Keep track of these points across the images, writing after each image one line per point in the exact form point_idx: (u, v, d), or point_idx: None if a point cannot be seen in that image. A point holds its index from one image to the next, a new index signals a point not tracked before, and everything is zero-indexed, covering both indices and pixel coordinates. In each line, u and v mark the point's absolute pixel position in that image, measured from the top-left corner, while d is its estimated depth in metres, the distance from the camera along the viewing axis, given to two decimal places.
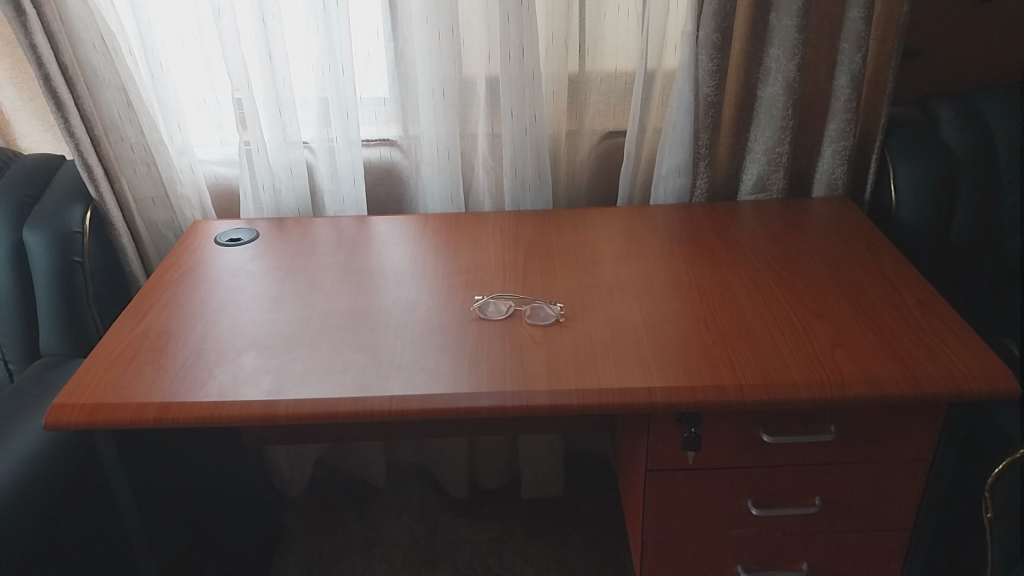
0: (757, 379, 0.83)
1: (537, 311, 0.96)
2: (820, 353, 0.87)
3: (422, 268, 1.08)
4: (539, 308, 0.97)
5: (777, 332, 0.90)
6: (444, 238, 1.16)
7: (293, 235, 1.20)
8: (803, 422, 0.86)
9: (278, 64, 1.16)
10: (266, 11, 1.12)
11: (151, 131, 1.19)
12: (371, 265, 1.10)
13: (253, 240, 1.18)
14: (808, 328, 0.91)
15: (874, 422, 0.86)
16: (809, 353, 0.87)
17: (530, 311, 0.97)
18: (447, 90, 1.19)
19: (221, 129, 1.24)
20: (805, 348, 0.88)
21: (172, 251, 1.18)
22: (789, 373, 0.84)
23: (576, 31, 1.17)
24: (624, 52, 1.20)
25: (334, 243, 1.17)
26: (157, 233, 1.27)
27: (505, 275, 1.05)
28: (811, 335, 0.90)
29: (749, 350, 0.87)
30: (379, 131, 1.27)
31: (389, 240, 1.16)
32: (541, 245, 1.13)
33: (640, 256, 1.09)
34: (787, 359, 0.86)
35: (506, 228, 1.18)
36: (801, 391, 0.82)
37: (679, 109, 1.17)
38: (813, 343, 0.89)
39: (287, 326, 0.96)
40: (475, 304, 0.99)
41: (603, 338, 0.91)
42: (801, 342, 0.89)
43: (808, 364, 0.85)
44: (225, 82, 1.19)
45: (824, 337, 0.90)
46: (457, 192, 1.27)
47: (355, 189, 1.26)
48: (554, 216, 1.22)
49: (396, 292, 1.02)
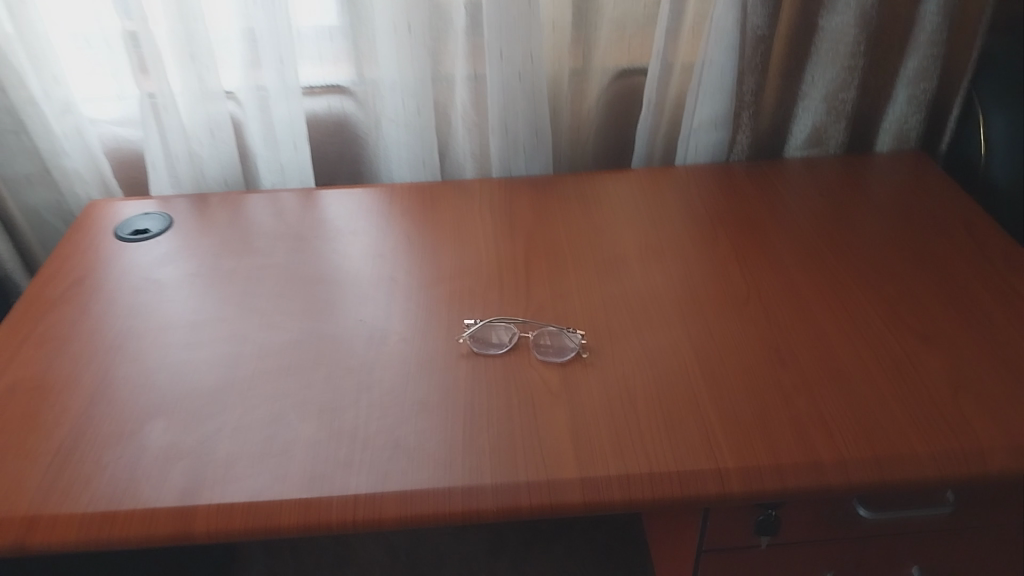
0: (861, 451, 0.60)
1: (550, 340, 0.71)
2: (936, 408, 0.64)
3: (390, 270, 0.82)
4: (550, 336, 0.71)
5: (870, 373, 0.67)
6: (419, 225, 0.89)
7: (220, 220, 0.92)
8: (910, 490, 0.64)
9: None
10: None
11: (16, 87, 0.89)
12: (321, 268, 0.83)
13: (165, 231, 0.90)
14: (911, 367, 0.68)
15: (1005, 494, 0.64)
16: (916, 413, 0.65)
17: (542, 339, 0.72)
18: (413, 24, 0.90)
19: (115, 81, 0.93)
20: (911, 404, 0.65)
21: (59, 246, 0.90)
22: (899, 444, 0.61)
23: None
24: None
25: (276, 232, 0.90)
26: (39, 219, 1.00)
27: (502, 283, 0.80)
28: (917, 377, 0.67)
29: (841, 402, 0.64)
30: (326, 75, 0.97)
31: (347, 227, 0.89)
32: (544, 234, 0.87)
33: (673, 249, 0.84)
34: (896, 418, 0.63)
35: (497, 210, 0.92)
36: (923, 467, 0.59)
37: (720, 44, 0.89)
38: (923, 388, 0.66)
39: (209, 374, 0.70)
40: (466, 332, 0.73)
41: (644, 381, 0.67)
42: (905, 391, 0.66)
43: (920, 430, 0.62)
44: (113, 16, 0.88)
45: (936, 380, 0.67)
46: (431, 155, 0.99)
47: (296, 154, 0.97)
48: (556, 187, 0.95)
49: (357, 312, 0.77)
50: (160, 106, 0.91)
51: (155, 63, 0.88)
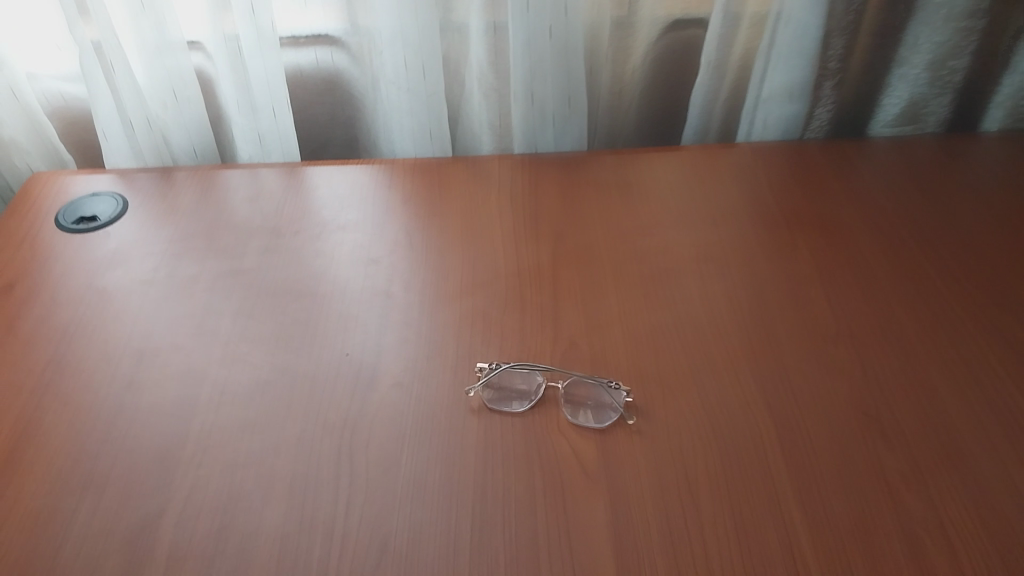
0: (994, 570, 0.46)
1: (586, 397, 0.56)
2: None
3: (385, 282, 0.66)
4: (588, 390, 0.57)
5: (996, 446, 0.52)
6: (424, 219, 0.73)
7: (184, 204, 0.76)
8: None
9: None
10: None
11: None
12: (301, 275, 0.67)
13: (116, 216, 0.74)
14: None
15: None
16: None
17: (576, 394, 0.57)
18: None
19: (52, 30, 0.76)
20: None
21: None
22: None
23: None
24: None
25: (251, 220, 0.74)
26: None
27: (523, 305, 0.63)
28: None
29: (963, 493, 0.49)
30: (312, 24, 0.79)
31: (336, 215, 0.73)
32: (576, 234, 0.70)
33: (739, 254, 0.67)
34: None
35: (519, 201, 0.75)
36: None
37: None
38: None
39: (153, 425, 0.56)
40: (478, 383, 0.57)
41: (710, 460, 0.52)
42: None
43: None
44: None
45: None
46: (440, 125, 0.81)
47: (275, 122, 0.80)
48: (592, 170, 0.79)
49: (344, 340, 0.61)
50: (107, 58, 0.74)
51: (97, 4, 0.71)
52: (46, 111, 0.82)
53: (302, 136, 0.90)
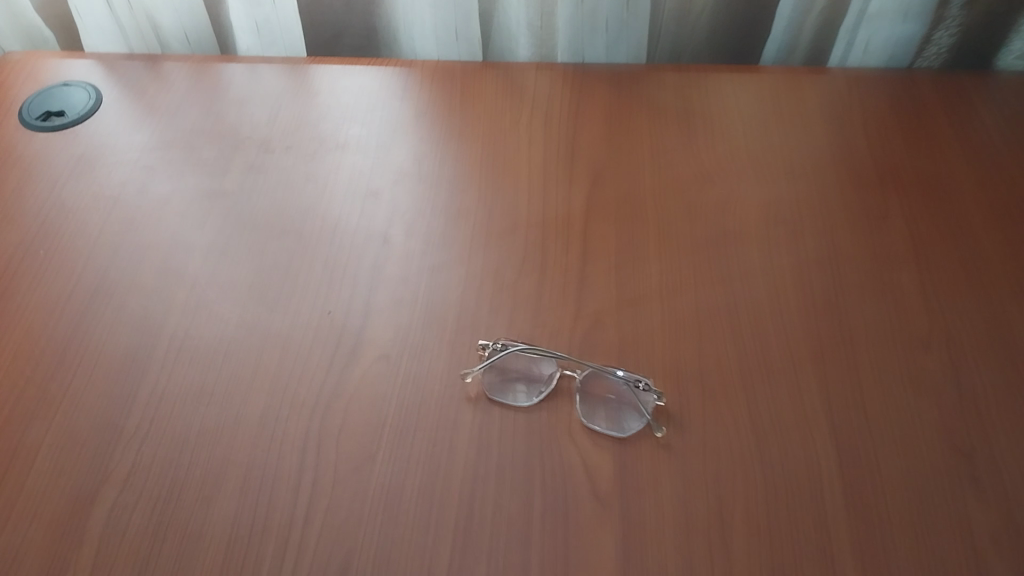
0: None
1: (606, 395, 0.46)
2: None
3: (384, 223, 0.57)
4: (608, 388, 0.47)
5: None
6: (437, 141, 0.62)
7: (165, 103, 0.66)
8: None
9: None
10: None
11: None
12: (288, 208, 0.58)
13: (87, 114, 0.64)
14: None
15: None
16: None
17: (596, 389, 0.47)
18: None
19: None
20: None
21: None
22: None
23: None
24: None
25: (238, 129, 0.63)
26: None
27: (543, 265, 0.54)
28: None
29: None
30: None
31: (338, 129, 0.63)
32: (616, 179, 0.59)
33: (819, 227, 0.55)
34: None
35: (556, 124, 0.63)
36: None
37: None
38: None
39: (98, 385, 0.48)
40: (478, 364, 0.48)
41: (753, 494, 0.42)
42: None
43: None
44: None
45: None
46: (468, 23, 0.68)
47: (276, 10, 0.68)
48: (648, 91, 0.65)
49: (328, 293, 0.53)
50: None
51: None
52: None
53: (312, 22, 0.78)
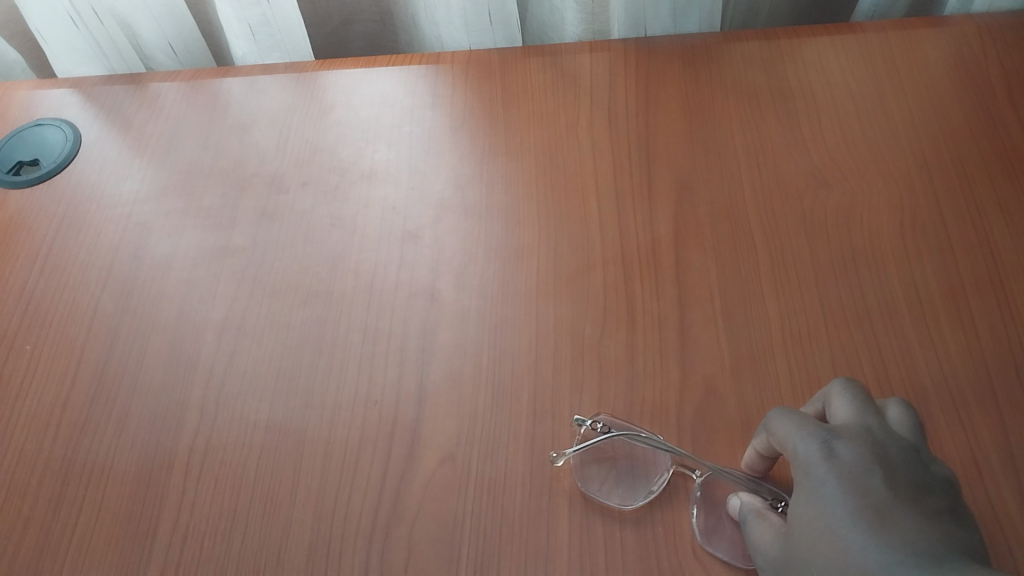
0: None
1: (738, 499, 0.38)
2: (881, 478, 0.32)
3: (429, 273, 0.47)
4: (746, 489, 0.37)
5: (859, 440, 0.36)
6: (481, 159, 0.51)
7: (155, 134, 0.55)
8: (868, 541, 0.30)
9: None
10: None
11: None
12: (314, 261, 0.48)
13: (67, 160, 0.54)
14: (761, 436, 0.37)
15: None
16: (838, 481, 0.32)
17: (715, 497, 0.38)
18: None
19: None
20: (813, 463, 0.33)
21: None
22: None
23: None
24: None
25: (245, 161, 0.53)
26: None
27: (636, 314, 0.43)
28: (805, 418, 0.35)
29: (744, 508, 0.37)
30: None
31: (361, 155, 0.52)
32: (711, 189, 0.48)
33: (975, 241, 0.44)
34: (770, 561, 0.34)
35: (623, 123, 0.52)
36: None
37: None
38: (835, 439, 0.33)
39: (107, 525, 0.40)
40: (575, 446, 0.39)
41: None
42: (801, 445, 0.34)
43: (828, 554, 0.31)
44: None
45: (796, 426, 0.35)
46: (504, 2, 0.57)
47: (272, 7, 0.57)
48: (730, 69, 0.54)
49: (373, 375, 0.43)
50: None
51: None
52: None
53: (317, 12, 0.67)
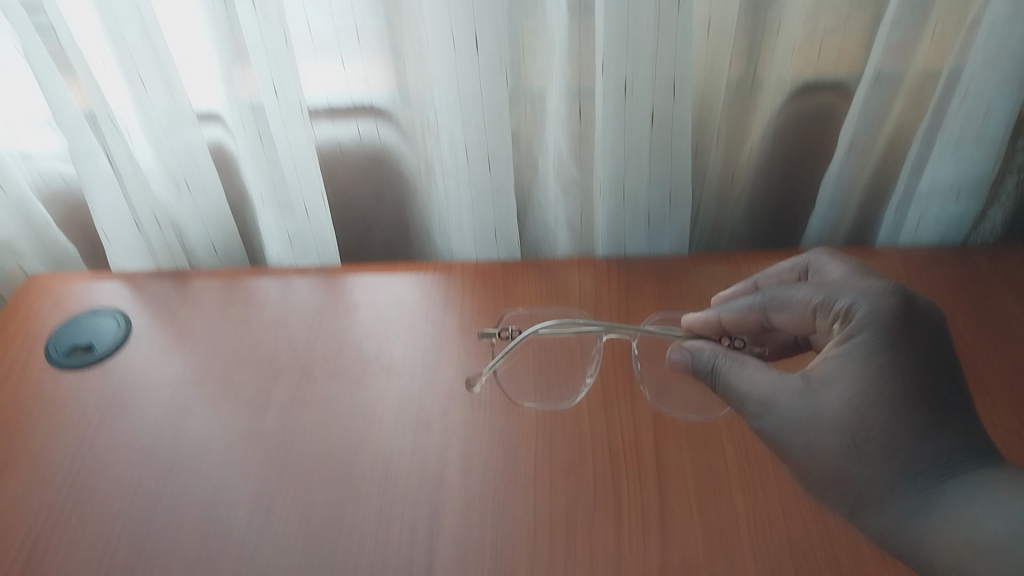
0: (814, 442, 0.43)
1: (694, 354, 0.52)
2: (938, 354, 0.44)
3: (440, 457, 0.53)
4: (706, 350, 0.51)
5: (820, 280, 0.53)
6: (486, 357, 0.59)
7: (200, 325, 0.63)
8: (928, 410, 0.41)
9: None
10: None
11: None
12: (337, 445, 0.54)
13: (118, 346, 0.62)
14: (745, 299, 0.53)
15: (941, 481, 0.40)
16: (911, 347, 0.43)
17: (670, 359, 0.55)
18: (484, 40, 0.56)
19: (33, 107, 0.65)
20: (887, 325, 0.44)
21: None
22: (807, 426, 0.44)
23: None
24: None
25: (279, 352, 0.60)
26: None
27: (582, 421, 0.54)
28: (852, 284, 0.47)
29: (706, 355, 0.51)
30: (361, 96, 0.65)
31: (382, 349, 0.60)
32: (685, 396, 0.55)
33: None
34: (759, 401, 0.46)
35: (609, 332, 0.60)
36: (901, 510, 0.41)
37: (1006, 50, 0.55)
38: (903, 313, 0.44)
39: None
40: (494, 363, 0.57)
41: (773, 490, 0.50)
42: (876, 308, 0.45)
43: (888, 405, 0.42)
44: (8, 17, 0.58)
45: (857, 296, 0.46)
46: (507, 222, 0.68)
47: (310, 221, 0.67)
48: (697, 290, 0.63)
49: (388, 551, 0.48)
50: (104, 137, 0.62)
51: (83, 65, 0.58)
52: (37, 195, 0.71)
53: (343, 219, 0.78)
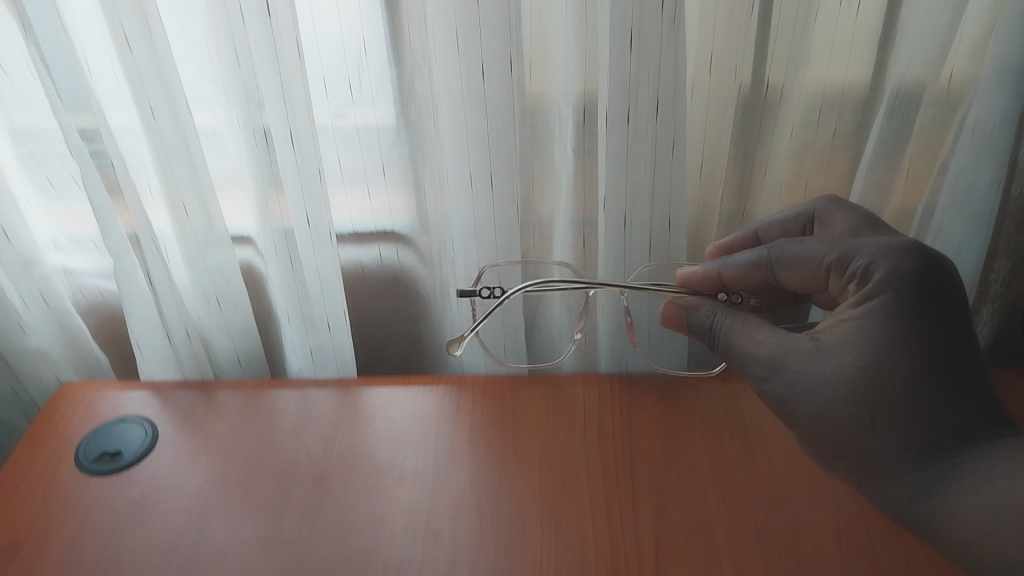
0: (825, 400, 0.51)
1: (692, 311, 0.60)
2: (947, 313, 0.50)
3: (448, 564, 0.55)
4: (704, 308, 0.60)
5: (825, 231, 0.61)
6: (493, 468, 0.62)
7: (223, 433, 0.67)
8: (936, 365, 0.49)
9: (189, 137, 0.61)
10: (155, 46, 0.57)
11: None
12: (349, 552, 0.56)
13: (144, 453, 0.65)
14: (746, 255, 0.59)
15: (956, 452, 0.48)
16: (923, 307, 0.50)
17: (663, 313, 0.62)
18: (498, 177, 0.62)
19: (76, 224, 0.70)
20: (904, 286, 0.50)
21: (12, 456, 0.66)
22: (815, 379, 0.51)
23: (780, 23, 0.58)
24: (855, 50, 0.60)
25: (296, 461, 0.63)
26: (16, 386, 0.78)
27: (585, 528, 0.57)
28: (867, 242, 0.53)
29: (710, 316, 0.59)
30: (383, 223, 0.71)
31: (395, 458, 0.63)
32: (683, 508, 0.58)
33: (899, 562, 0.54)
34: (768, 361, 0.54)
35: (612, 446, 0.63)
36: (905, 464, 0.49)
37: (976, 188, 0.63)
38: (919, 272, 0.50)
39: None
40: (477, 323, 0.63)
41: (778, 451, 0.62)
42: (895, 265, 0.51)
43: (900, 362, 0.49)
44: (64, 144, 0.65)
45: (874, 255, 0.52)
46: (516, 339, 0.72)
47: (331, 336, 0.72)
48: (693, 407, 0.67)
49: None
50: (145, 252, 0.67)
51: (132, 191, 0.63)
52: (74, 306, 0.76)
53: (361, 334, 0.83)
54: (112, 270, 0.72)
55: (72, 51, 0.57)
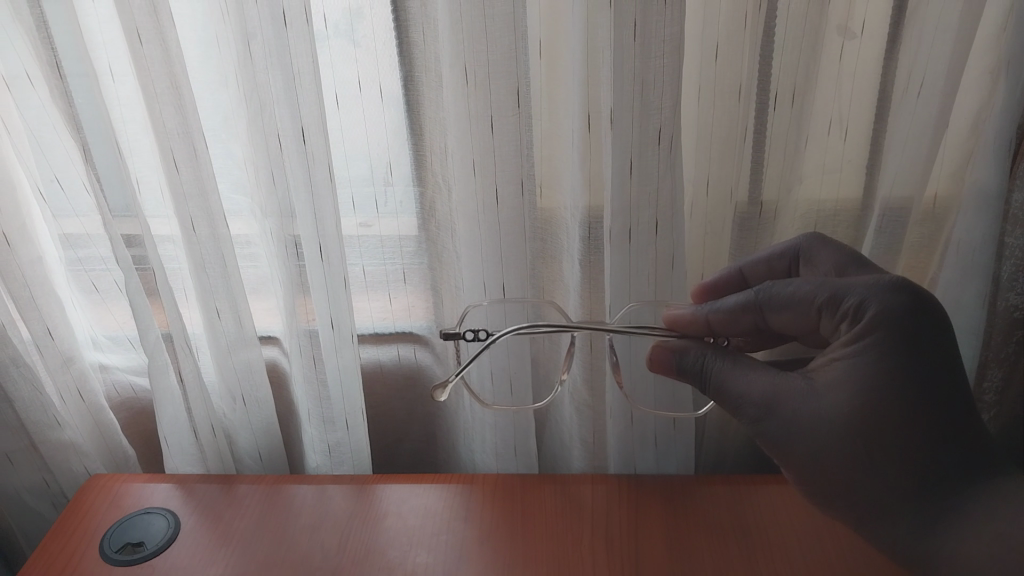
0: (821, 440, 0.51)
1: (679, 354, 0.57)
2: (938, 350, 0.51)
3: None
4: (692, 351, 0.57)
5: (808, 268, 0.60)
6: (502, 565, 0.64)
7: (241, 527, 0.69)
8: (930, 404, 0.49)
9: (226, 248, 0.66)
10: (202, 167, 0.62)
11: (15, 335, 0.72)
12: None
13: (166, 544, 0.67)
14: (734, 298, 0.56)
15: (955, 493, 0.50)
16: (916, 346, 0.50)
17: (648, 355, 0.59)
18: (510, 285, 0.66)
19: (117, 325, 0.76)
20: (897, 325, 0.50)
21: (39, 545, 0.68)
22: (809, 422, 0.52)
23: (772, 152, 0.62)
24: (842, 173, 0.65)
25: (311, 555, 0.65)
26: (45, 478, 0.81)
27: None
28: (857, 280, 0.52)
29: (699, 359, 0.57)
30: (401, 326, 0.76)
31: (404, 556, 0.65)
32: None
33: None
34: (761, 402, 0.53)
35: (615, 545, 0.65)
36: (903, 502, 0.50)
37: (962, 302, 0.67)
38: (908, 309, 0.51)
39: None
40: (462, 369, 0.60)
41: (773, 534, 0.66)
42: (888, 304, 0.51)
43: (894, 403, 0.49)
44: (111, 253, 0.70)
45: (865, 293, 0.52)
46: (526, 438, 0.75)
47: (348, 433, 0.75)
48: (694, 506, 0.69)
49: None
50: (178, 350, 0.71)
51: (169, 294, 0.68)
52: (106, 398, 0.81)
53: (377, 431, 0.86)
54: (146, 368, 0.78)
55: (124, 171, 0.63)
